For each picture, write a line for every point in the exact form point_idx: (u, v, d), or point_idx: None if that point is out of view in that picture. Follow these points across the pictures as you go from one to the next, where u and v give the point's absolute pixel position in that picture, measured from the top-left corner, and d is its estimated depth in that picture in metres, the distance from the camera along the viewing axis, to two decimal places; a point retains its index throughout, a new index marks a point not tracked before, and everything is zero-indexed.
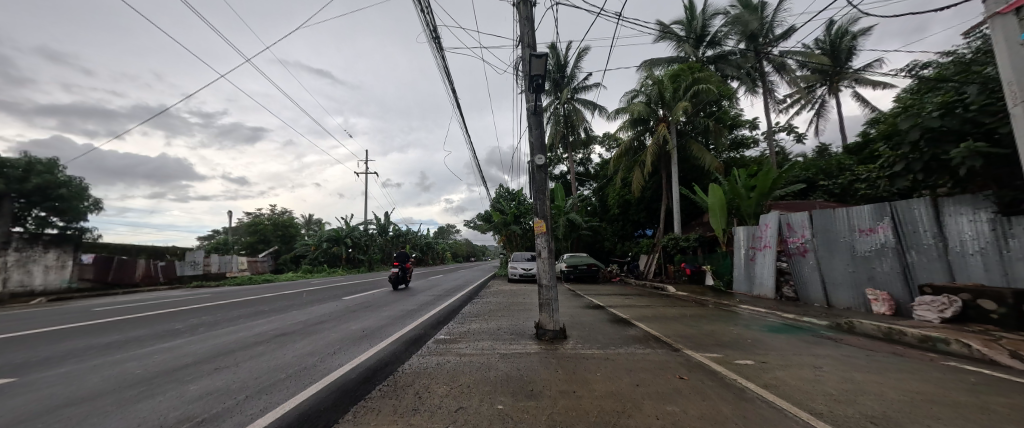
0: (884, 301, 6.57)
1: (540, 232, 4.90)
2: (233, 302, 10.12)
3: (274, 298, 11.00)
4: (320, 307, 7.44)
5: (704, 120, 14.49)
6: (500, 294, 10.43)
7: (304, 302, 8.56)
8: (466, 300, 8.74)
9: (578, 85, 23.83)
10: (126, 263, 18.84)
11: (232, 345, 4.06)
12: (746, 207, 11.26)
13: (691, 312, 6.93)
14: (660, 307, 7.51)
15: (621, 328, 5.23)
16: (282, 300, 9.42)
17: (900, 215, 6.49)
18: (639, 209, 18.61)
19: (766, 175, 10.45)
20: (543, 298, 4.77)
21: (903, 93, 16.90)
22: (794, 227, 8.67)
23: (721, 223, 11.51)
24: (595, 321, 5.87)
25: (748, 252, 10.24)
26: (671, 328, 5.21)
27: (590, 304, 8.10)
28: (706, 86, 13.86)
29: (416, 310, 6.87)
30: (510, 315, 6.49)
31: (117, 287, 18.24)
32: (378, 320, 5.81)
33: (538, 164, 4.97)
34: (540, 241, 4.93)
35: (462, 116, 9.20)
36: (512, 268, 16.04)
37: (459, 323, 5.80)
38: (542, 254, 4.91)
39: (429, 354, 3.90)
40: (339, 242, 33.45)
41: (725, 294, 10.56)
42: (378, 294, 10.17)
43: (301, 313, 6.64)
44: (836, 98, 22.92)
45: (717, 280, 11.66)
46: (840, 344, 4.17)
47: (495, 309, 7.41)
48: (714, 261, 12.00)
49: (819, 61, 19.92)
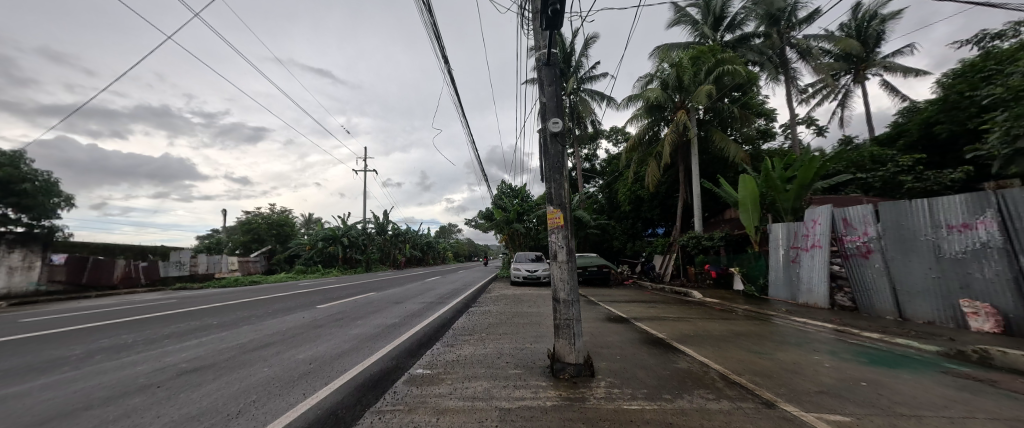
0: (987, 316, 5.18)
1: (557, 225, 3.54)
2: (195, 309, 8.81)
3: (246, 303, 9.68)
4: (283, 319, 6.12)
5: (729, 105, 13.05)
6: (502, 301, 9.09)
7: (270, 311, 7.25)
8: (461, 310, 7.41)
9: (585, 74, 22.45)
10: (103, 264, 17.60)
11: (95, 396, 2.67)
12: (782, 201, 9.88)
13: (740, 328, 5.53)
14: (697, 320, 6.10)
15: (665, 357, 3.83)
16: (248, 307, 8.12)
17: (1010, 206, 5.04)
18: (652, 206, 17.16)
19: (809, 163, 9.03)
20: (560, 318, 3.42)
21: (946, 77, 15.34)
22: (853, 223, 7.24)
23: (754, 220, 10.11)
24: (625, 344, 4.47)
25: (788, 253, 8.83)
26: (734, 356, 3.81)
27: (610, 315, 6.75)
28: (732, 67, 12.43)
29: (398, 325, 5.52)
30: (514, 333, 5.14)
31: (93, 289, 16.99)
32: (342, 340, 4.45)
33: (552, 131, 3.62)
34: (553, 239, 3.58)
35: (457, 94, 7.86)
36: (516, 270, 14.66)
37: (449, 346, 4.40)
38: (555, 254, 3.54)
39: (391, 411, 2.52)
40: (335, 241, 32.25)
41: (761, 302, 9.16)
42: (362, 301, 8.83)
43: (252, 329, 5.29)
44: (863, 87, 21.37)
45: (748, 285, 10.25)
46: (1008, 393, 2.78)
47: (496, 323, 6.02)
48: (743, 263, 10.58)
49: (848, 45, 18.40)
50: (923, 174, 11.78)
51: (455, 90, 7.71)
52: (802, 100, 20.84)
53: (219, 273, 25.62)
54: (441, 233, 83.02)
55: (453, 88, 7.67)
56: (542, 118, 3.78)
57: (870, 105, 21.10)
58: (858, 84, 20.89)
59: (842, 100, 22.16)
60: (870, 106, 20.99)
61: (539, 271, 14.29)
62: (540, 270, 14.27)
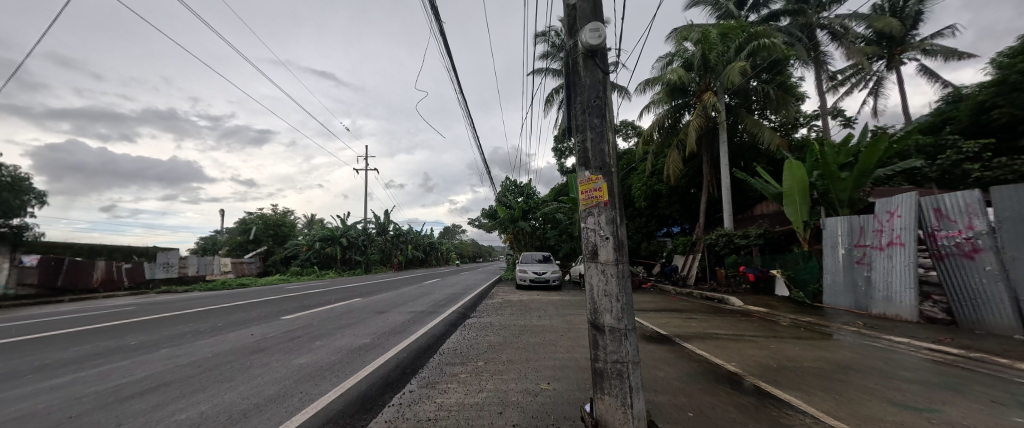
0: None
1: (598, 202, 2.13)
2: (140, 318, 7.37)
3: (206, 310, 8.26)
4: (222, 338, 4.72)
5: (765, 85, 11.48)
6: (506, 310, 7.64)
7: (221, 323, 5.86)
8: (455, 323, 5.97)
9: None
10: (80, 266, 16.49)
11: None
12: (837, 191, 8.38)
13: (828, 352, 4.05)
14: (763, 340, 4.64)
15: (765, 415, 2.40)
16: (201, 317, 6.74)
17: None
18: (670, 202, 15.61)
19: (875, 144, 7.49)
20: (605, 362, 2.02)
21: (1006, 56, 13.63)
22: (949, 215, 5.75)
23: (802, 213, 8.62)
24: (686, 385, 2.99)
25: (853, 252, 7.32)
26: (881, 418, 2.32)
27: (643, 331, 5.32)
28: (769, 41, 10.90)
29: (367, 348, 4.12)
30: (524, 363, 3.74)
31: (68, 293, 15.84)
32: (272, 379, 3.03)
33: (589, 45, 2.14)
34: (586, 226, 2.21)
35: (451, 60, 6.45)
36: (521, 272, 13.21)
37: (428, 390, 2.97)
38: (590, 248, 2.16)
39: None
40: (334, 242, 31.08)
41: (816, 311, 7.65)
42: (340, 310, 7.43)
43: (164, 357, 3.85)
44: (897, 73, 19.70)
45: (795, 290, 8.73)
46: None
47: (497, 344, 4.57)
48: (788, 264, 9.07)
49: (886, 24, 16.73)
50: (993, 162, 10.10)
51: (448, 55, 6.32)
52: (830, 88, 19.20)
53: (211, 276, 24.40)
54: (444, 234, 81.73)
55: (448, 51, 6.27)
56: (568, 32, 2.34)
57: (907, 93, 19.33)
58: (892, 70, 19.18)
59: (873, 88, 20.43)
60: (906, 94, 19.22)
61: (548, 273, 12.82)
62: (549, 273, 12.82)
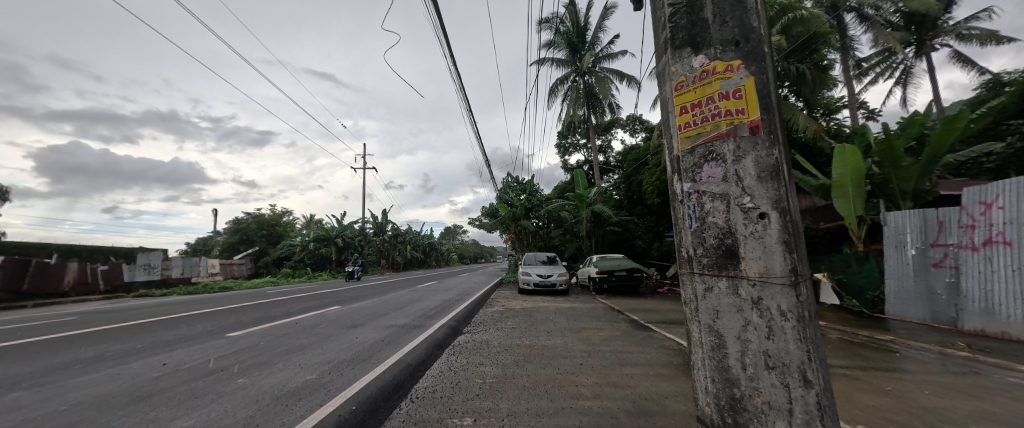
0: None
1: (737, 125, 0.89)
2: (56, 333, 6.00)
3: (145, 322, 6.89)
4: (116, 372, 3.43)
5: (799, 64, 10.22)
6: (508, 323, 6.36)
7: (138, 344, 4.51)
8: (443, 343, 4.68)
9: (601, 52, 19.80)
10: (49, 268, 15.33)
11: None
12: (898, 180, 7.10)
13: (989, 403, 2.72)
14: (866, 376, 3.32)
15: None
16: (126, 333, 5.40)
17: None
18: None
19: (955, 121, 6.17)
20: None
21: None
22: None
23: (855, 207, 7.35)
24: None
25: (929, 253, 6.01)
26: None
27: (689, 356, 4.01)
28: (806, 13, 9.61)
29: (302, 392, 2.82)
30: (533, 424, 2.41)
31: (36, 298, 14.64)
32: None
33: None
34: (693, 191, 0.96)
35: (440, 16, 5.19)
36: (524, 275, 11.93)
37: None
38: (703, 246, 0.93)
39: None
40: (329, 242, 30.04)
41: (883, 323, 6.32)
42: (306, 323, 6.13)
43: None
44: (928, 60, 18.39)
45: (850, 298, 7.41)
46: None
47: (495, 380, 3.28)
48: (838, 268, 7.75)
49: (921, 5, 15.43)
50: None
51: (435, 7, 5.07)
52: (855, 76, 17.92)
53: (198, 277, 23.26)
54: (444, 235, 80.65)
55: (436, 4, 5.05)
56: None
57: (938, 83, 18.05)
58: (922, 57, 17.92)
59: (901, 78, 19.15)
60: (937, 83, 17.94)
61: (554, 276, 11.53)
62: (555, 276, 11.50)
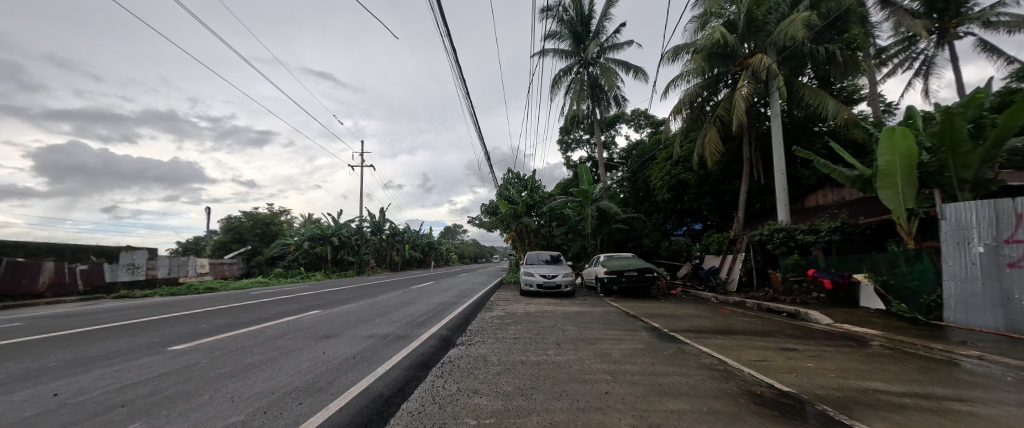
0: None
1: None
2: None
3: (87, 330, 5.91)
4: None
5: (827, 46, 9.33)
6: (509, 332, 5.48)
7: (45, 364, 3.57)
8: (429, 360, 3.79)
9: (607, 42, 18.93)
10: (21, 267, 14.26)
11: None
12: (957, 168, 6.20)
13: None
14: (1005, 415, 2.41)
15: None
16: (47, 346, 4.45)
17: None
18: (699, 194, 13.51)
19: None
20: None
21: None
22: None
23: (904, 199, 6.48)
24: None
25: (1004, 250, 5.09)
26: None
27: (739, 378, 3.14)
28: None
29: None
30: None
31: (4, 300, 13.59)
32: None
33: None
34: None
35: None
36: (526, 276, 11.05)
37: None
38: None
39: None
40: (324, 241, 29.11)
41: (947, 331, 5.41)
42: (273, 332, 5.20)
43: None
44: (951, 50, 17.54)
45: (899, 303, 6.52)
46: None
47: (492, 420, 2.39)
48: (883, 267, 6.86)
49: None
50: None
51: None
52: (876, 66, 17.05)
53: (185, 277, 22.28)
54: (445, 235, 79.81)
55: None
56: None
57: (962, 72, 17.19)
58: (944, 46, 17.09)
59: (921, 69, 18.36)
60: (960, 73, 17.08)
61: (558, 277, 10.65)
62: (560, 276, 10.62)
